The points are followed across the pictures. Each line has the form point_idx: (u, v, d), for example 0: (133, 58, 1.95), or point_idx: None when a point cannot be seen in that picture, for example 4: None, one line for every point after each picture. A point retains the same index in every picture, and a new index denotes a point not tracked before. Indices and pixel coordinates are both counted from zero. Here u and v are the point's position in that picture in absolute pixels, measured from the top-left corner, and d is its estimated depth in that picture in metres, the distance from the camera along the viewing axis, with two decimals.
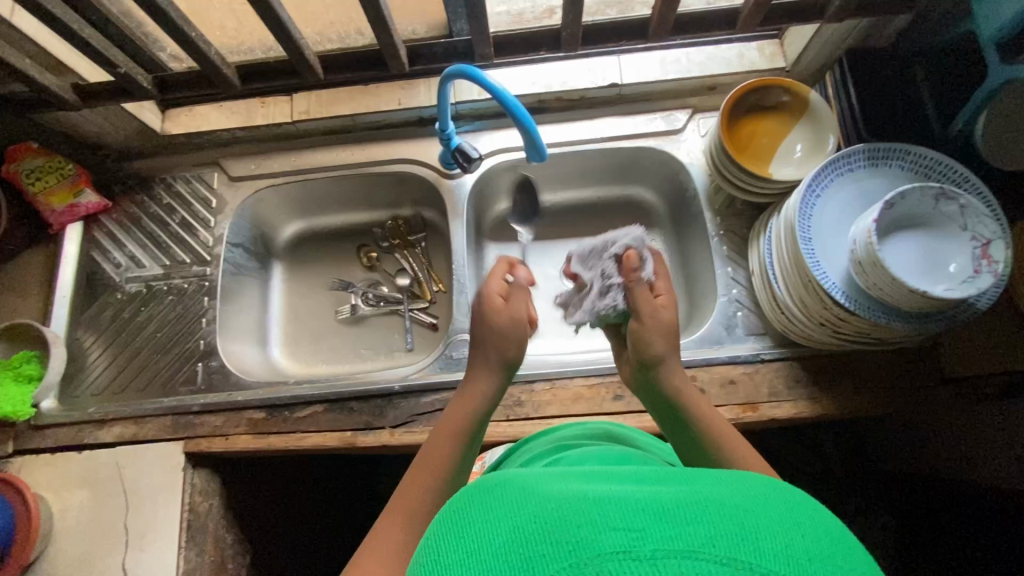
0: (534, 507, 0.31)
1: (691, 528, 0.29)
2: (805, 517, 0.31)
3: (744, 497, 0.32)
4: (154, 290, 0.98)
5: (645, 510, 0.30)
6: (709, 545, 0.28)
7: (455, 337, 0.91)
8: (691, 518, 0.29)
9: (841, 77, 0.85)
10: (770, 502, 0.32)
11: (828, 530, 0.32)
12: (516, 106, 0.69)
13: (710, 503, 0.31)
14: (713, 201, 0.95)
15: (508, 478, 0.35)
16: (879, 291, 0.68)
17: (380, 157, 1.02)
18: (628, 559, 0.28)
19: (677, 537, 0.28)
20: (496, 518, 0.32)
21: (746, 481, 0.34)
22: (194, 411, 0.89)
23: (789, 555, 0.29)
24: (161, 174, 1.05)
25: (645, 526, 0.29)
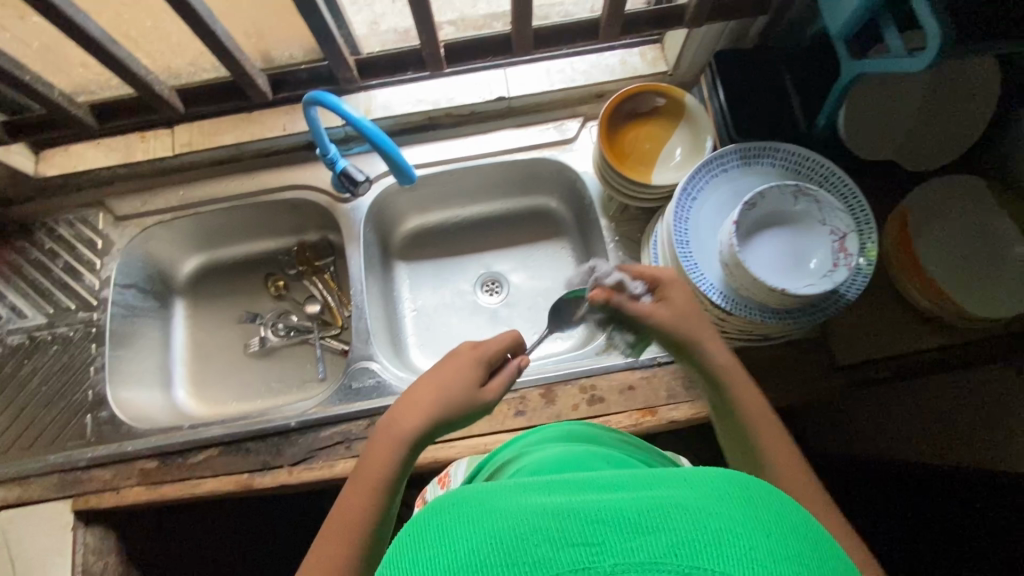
0: (488, 527, 0.31)
1: (653, 539, 0.30)
2: (770, 517, 0.32)
3: (708, 496, 0.33)
4: (37, 341, 0.93)
5: (607, 522, 0.31)
6: (668, 555, 0.29)
7: (356, 365, 0.89)
8: (648, 528, 0.31)
9: (713, 80, 0.85)
10: (732, 502, 0.33)
11: (798, 525, 0.33)
12: (379, 134, 0.69)
13: (670, 509, 0.31)
14: (608, 207, 0.96)
15: (471, 488, 0.35)
16: (746, 290, 0.68)
17: (272, 185, 1.00)
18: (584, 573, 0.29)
19: (636, 547, 0.30)
20: (453, 541, 0.31)
21: (717, 478, 0.35)
22: (82, 467, 0.85)
23: (753, 556, 0.29)
24: (44, 218, 1.00)
25: (603, 539, 0.30)
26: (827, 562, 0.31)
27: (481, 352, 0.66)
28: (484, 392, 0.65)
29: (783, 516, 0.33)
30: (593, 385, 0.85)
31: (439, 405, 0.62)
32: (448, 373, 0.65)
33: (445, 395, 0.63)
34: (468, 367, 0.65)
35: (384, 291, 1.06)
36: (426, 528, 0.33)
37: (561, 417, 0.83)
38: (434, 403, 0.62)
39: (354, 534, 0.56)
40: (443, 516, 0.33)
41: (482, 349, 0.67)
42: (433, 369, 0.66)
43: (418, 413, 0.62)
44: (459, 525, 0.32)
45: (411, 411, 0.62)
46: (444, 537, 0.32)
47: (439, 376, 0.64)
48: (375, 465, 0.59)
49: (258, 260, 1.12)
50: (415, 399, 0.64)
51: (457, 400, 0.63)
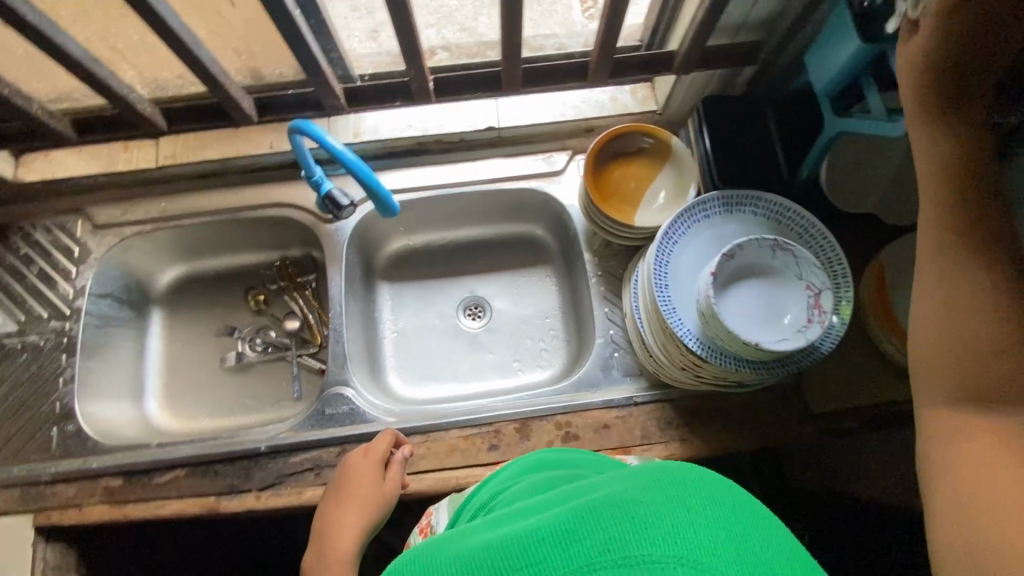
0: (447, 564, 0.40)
1: (584, 543, 0.36)
2: (689, 489, 0.38)
3: (630, 487, 0.38)
4: (7, 348, 0.92)
5: (544, 540, 0.37)
6: (603, 552, 0.35)
7: (330, 390, 0.88)
8: (579, 534, 0.36)
9: (700, 125, 0.86)
10: (652, 489, 0.37)
11: (716, 493, 0.38)
12: (358, 165, 0.68)
13: (596, 508, 0.37)
14: (592, 242, 0.96)
15: (436, 548, 0.44)
16: (721, 340, 0.68)
17: (255, 201, 0.99)
18: None
19: (573, 558, 0.36)
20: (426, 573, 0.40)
21: (640, 471, 0.40)
22: (45, 481, 0.83)
23: (675, 533, 0.35)
24: (20, 222, 0.98)
25: (541, 556, 0.37)
26: (743, 513, 0.37)
27: (374, 459, 0.77)
28: (392, 485, 0.75)
29: (705, 487, 0.38)
30: (568, 422, 0.85)
31: (358, 511, 0.71)
32: (353, 486, 0.74)
33: (360, 506, 0.72)
34: (368, 474, 0.75)
35: (364, 311, 1.06)
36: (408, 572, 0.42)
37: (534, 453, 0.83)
38: (353, 515, 0.71)
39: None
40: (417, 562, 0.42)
41: (371, 456, 0.77)
42: (333, 495, 0.75)
43: (343, 533, 0.69)
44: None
45: (336, 534, 0.69)
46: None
47: (342, 496, 0.73)
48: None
49: (239, 273, 1.11)
50: (333, 518, 0.71)
51: (371, 504, 0.73)
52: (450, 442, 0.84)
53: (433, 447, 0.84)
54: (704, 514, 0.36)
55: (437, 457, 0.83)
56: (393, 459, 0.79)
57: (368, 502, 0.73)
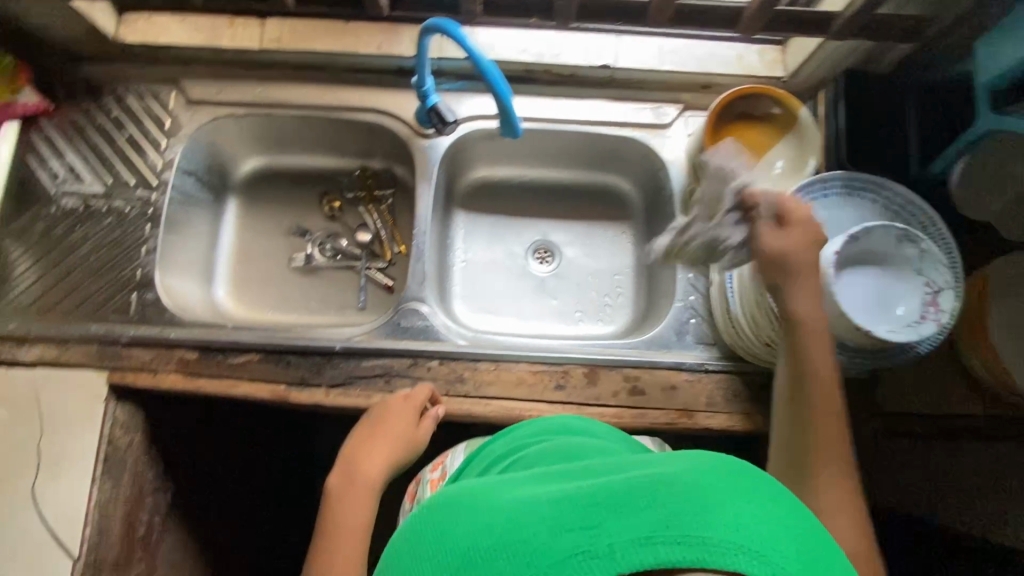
0: (490, 522, 0.40)
1: (642, 515, 0.35)
2: (744, 484, 0.38)
3: (689, 476, 0.38)
4: (92, 208, 0.91)
5: (597, 506, 0.37)
6: (662, 528, 0.34)
7: (406, 304, 0.89)
8: (641, 505, 0.36)
9: (835, 98, 0.83)
10: (714, 479, 0.38)
11: (769, 493, 0.38)
12: (495, 75, 0.65)
13: (658, 487, 0.37)
14: (688, 204, 0.94)
15: (480, 503, 0.44)
16: (826, 321, 0.68)
17: (353, 103, 0.96)
18: (587, 555, 0.34)
19: (630, 527, 0.35)
20: (463, 534, 0.41)
21: (689, 460, 0.41)
22: (122, 343, 0.85)
23: (739, 523, 0.35)
24: (113, 84, 0.96)
25: (595, 521, 0.36)
26: (795, 513, 0.37)
27: (409, 407, 0.77)
28: (422, 431, 0.76)
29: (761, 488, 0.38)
30: (637, 376, 0.85)
31: (388, 453, 0.71)
32: (389, 427, 0.74)
33: (388, 448, 0.72)
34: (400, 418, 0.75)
35: (440, 235, 1.05)
36: (438, 539, 0.42)
37: (599, 401, 0.84)
38: (381, 457, 0.71)
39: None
40: (450, 525, 0.43)
41: (407, 404, 0.78)
42: (363, 426, 0.74)
43: (369, 469, 0.69)
44: (461, 530, 0.41)
45: (361, 472, 0.68)
46: (451, 544, 0.41)
47: (373, 431, 0.73)
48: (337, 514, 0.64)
49: (317, 176, 1.10)
50: (360, 451, 0.71)
51: (399, 447, 0.72)
52: (518, 375, 0.85)
53: (501, 376, 0.85)
54: (758, 509, 0.36)
55: (504, 387, 0.84)
56: (427, 414, 0.78)
57: (396, 447, 0.72)
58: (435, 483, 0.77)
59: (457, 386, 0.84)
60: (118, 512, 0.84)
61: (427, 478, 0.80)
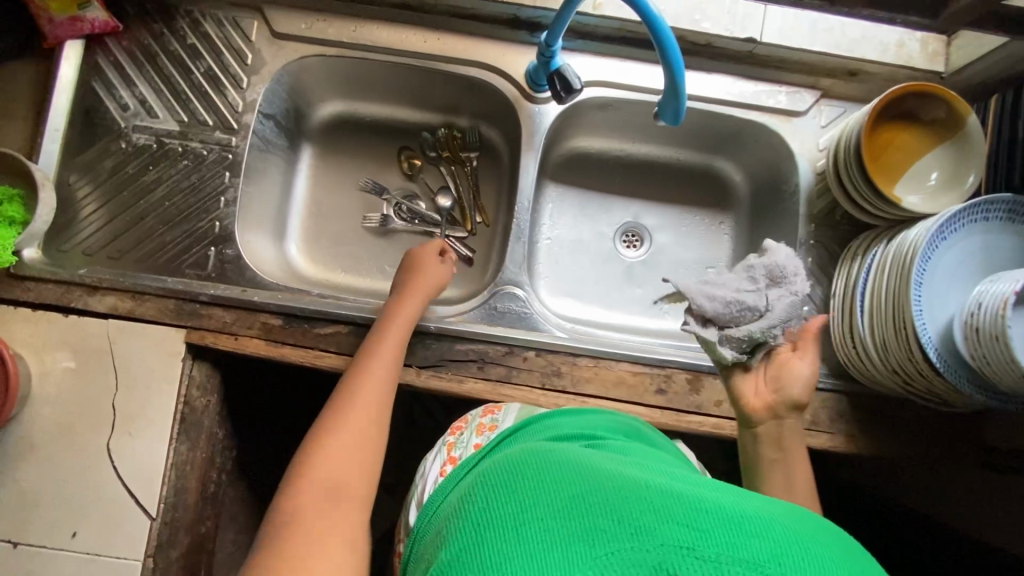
0: (587, 488, 0.40)
1: (752, 541, 0.35)
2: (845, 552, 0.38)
3: (800, 527, 0.38)
4: (165, 148, 0.83)
5: (709, 512, 0.37)
6: (770, 560, 0.34)
7: (502, 287, 0.83)
8: (748, 531, 0.36)
9: (1010, 108, 0.74)
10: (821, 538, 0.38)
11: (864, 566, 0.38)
12: (670, 40, 0.58)
13: (771, 524, 0.37)
14: (813, 204, 0.86)
15: (569, 465, 0.44)
16: (985, 364, 0.63)
17: (457, 54, 0.86)
18: (689, 553, 0.34)
19: (740, 547, 0.35)
20: (552, 491, 0.41)
21: (791, 510, 0.41)
22: (200, 301, 0.80)
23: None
24: (188, 5, 0.85)
25: (704, 526, 0.36)
26: None
27: (420, 296, 0.79)
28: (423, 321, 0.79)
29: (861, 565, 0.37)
30: None
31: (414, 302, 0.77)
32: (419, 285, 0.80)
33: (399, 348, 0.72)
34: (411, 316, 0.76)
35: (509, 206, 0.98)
36: (523, 486, 0.43)
37: (701, 409, 0.80)
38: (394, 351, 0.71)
39: (347, 532, 0.52)
40: (535, 479, 0.43)
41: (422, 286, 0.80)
42: (392, 286, 0.80)
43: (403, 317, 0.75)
44: (552, 484, 0.42)
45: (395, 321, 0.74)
46: (537, 497, 0.41)
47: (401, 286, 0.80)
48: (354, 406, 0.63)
49: (398, 129, 1.01)
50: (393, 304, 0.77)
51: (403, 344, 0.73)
52: (618, 374, 0.80)
53: (600, 374, 0.80)
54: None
55: (602, 385, 0.80)
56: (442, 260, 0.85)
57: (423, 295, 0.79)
58: (484, 428, 0.70)
59: (554, 380, 0.79)
60: (194, 473, 0.81)
61: (476, 422, 0.73)
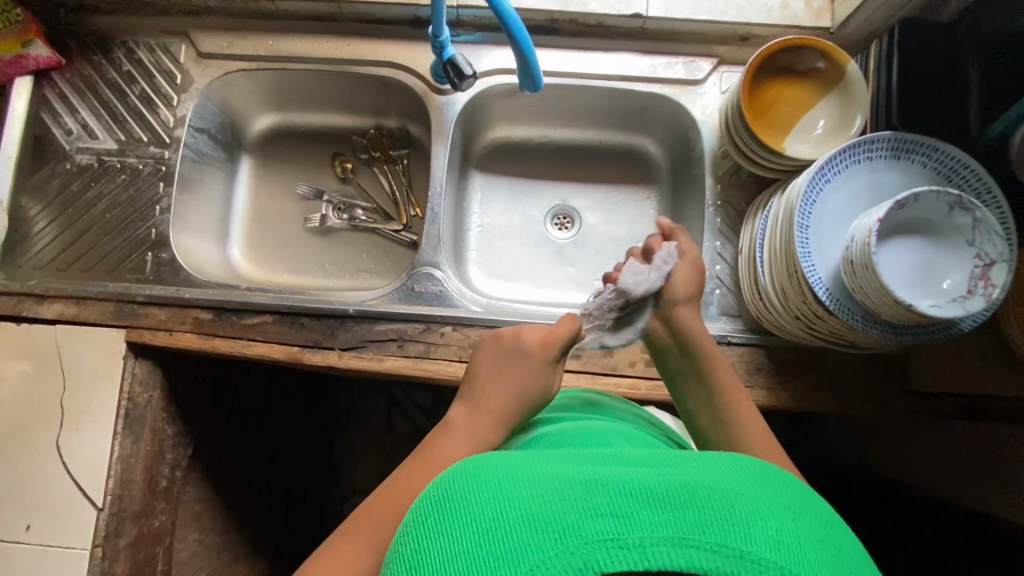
0: (512, 498, 0.36)
1: (678, 516, 0.34)
2: (789, 498, 0.38)
3: (733, 482, 0.38)
4: (106, 166, 0.91)
5: (633, 496, 0.35)
6: (697, 532, 0.34)
7: (420, 269, 0.87)
8: (675, 504, 0.35)
9: (887, 52, 0.75)
10: (754, 483, 0.38)
11: (804, 498, 0.39)
12: (519, 27, 0.63)
13: (698, 489, 0.36)
14: (718, 167, 0.89)
15: (497, 462, 0.40)
16: (863, 294, 0.64)
17: (367, 56, 0.92)
18: (615, 544, 0.33)
19: (665, 523, 0.34)
20: (479, 502, 0.37)
21: (726, 464, 0.40)
22: (138, 301, 0.86)
23: (780, 540, 0.34)
24: (123, 36, 0.94)
25: (631, 511, 0.35)
26: (817, 505, 0.39)
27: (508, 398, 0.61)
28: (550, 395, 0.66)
29: (788, 498, 0.38)
30: None
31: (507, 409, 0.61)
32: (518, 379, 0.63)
33: (513, 403, 0.62)
34: (531, 402, 0.63)
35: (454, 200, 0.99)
36: (439, 506, 0.38)
37: (616, 370, 0.81)
38: (511, 401, 0.62)
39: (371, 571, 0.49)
40: (449, 501, 0.38)
41: (517, 383, 0.63)
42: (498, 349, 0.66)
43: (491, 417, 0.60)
44: (472, 499, 0.37)
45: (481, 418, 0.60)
46: (460, 510, 0.37)
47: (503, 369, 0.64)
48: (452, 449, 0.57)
49: (331, 136, 1.06)
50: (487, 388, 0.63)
51: (525, 403, 0.62)
52: None
53: None
54: (788, 520, 0.36)
55: None
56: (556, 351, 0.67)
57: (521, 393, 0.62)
58: None
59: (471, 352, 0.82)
60: (139, 465, 0.85)
61: None
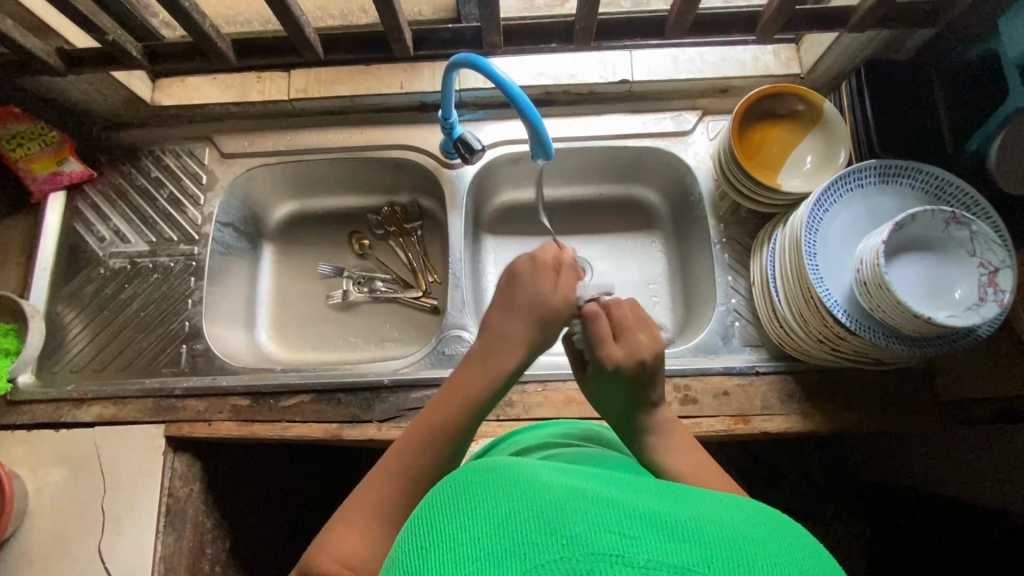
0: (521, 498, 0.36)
1: (687, 547, 0.34)
2: (805, 555, 0.36)
3: (748, 529, 0.37)
4: (138, 267, 0.95)
5: (643, 521, 0.35)
6: (704, 564, 0.33)
7: (449, 333, 0.90)
8: (682, 536, 0.34)
9: (858, 88, 0.83)
10: (767, 532, 0.37)
11: (820, 565, 0.37)
12: (528, 104, 0.70)
13: (707, 527, 0.35)
14: (718, 207, 0.94)
15: (513, 466, 0.40)
16: (883, 312, 0.66)
17: (379, 141, 0.99)
18: (620, 561, 0.32)
19: (669, 551, 0.33)
20: (494, 498, 0.36)
21: (744, 510, 0.39)
22: (176, 395, 0.87)
23: None
24: (150, 146, 1.01)
25: (638, 534, 0.34)
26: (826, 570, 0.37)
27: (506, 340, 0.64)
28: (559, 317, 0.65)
29: (796, 551, 0.36)
30: (688, 385, 0.84)
31: (523, 332, 0.64)
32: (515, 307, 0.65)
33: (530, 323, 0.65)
34: (536, 321, 0.64)
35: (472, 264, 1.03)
36: (452, 501, 0.38)
37: None
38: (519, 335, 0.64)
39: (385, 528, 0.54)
40: (460, 499, 0.37)
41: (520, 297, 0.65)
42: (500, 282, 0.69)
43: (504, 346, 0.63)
44: (484, 498, 0.37)
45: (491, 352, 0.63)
46: (473, 504, 0.37)
47: (505, 294, 0.67)
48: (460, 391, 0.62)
49: (346, 215, 1.11)
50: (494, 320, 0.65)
51: (540, 323, 0.65)
52: (566, 394, 0.84)
53: (549, 396, 0.84)
54: (793, 570, 0.34)
55: (553, 407, 0.83)
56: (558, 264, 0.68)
57: (536, 314, 0.65)
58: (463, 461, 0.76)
59: (507, 410, 0.83)
60: (182, 563, 0.83)
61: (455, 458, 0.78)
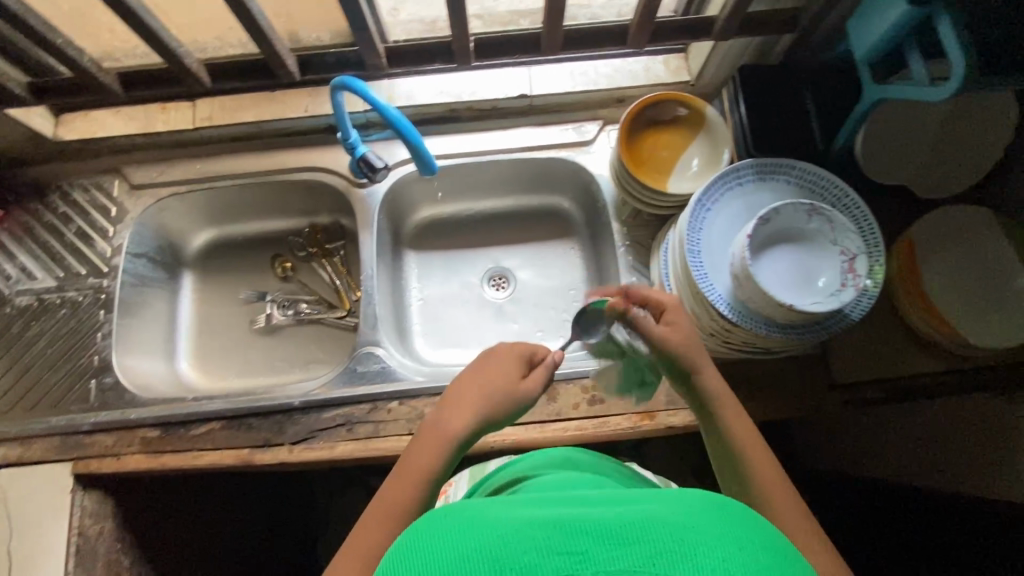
0: (469, 538, 0.34)
1: (638, 549, 0.32)
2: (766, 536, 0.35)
3: (707, 516, 0.35)
4: (45, 303, 0.94)
5: (589, 532, 0.33)
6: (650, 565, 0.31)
7: (362, 350, 0.91)
8: (631, 539, 0.32)
9: (735, 94, 0.87)
10: (726, 516, 0.36)
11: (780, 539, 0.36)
12: (404, 123, 0.71)
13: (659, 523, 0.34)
14: (622, 212, 0.97)
15: (456, 506, 0.37)
16: (754, 303, 0.69)
17: (289, 165, 1.00)
18: None
19: (618, 559, 0.32)
20: (442, 543, 0.34)
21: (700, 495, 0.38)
22: (84, 430, 0.86)
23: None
24: (58, 181, 1.01)
25: (586, 548, 0.32)
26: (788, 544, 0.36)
27: (469, 413, 0.59)
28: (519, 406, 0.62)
29: (756, 536, 0.35)
30: (596, 386, 0.86)
31: (480, 414, 0.60)
32: (478, 387, 0.61)
33: (489, 415, 0.60)
34: (506, 404, 0.61)
35: (392, 280, 1.05)
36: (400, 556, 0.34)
37: (561, 415, 0.85)
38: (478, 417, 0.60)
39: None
40: (407, 551, 0.34)
41: (486, 382, 0.61)
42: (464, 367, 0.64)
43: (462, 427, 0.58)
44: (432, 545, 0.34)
45: (452, 431, 0.58)
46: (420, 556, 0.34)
47: (469, 375, 0.62)
48: (416, 471, 0.56)
49: (267, 239, 1.11)
50: (458, 396, 0.61)
51: (509, 402, 0.61)
52: None
53: None
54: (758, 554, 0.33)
55: None
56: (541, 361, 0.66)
57: (497, 406, 0.61)
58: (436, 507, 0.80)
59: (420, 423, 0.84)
60: None
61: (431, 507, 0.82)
